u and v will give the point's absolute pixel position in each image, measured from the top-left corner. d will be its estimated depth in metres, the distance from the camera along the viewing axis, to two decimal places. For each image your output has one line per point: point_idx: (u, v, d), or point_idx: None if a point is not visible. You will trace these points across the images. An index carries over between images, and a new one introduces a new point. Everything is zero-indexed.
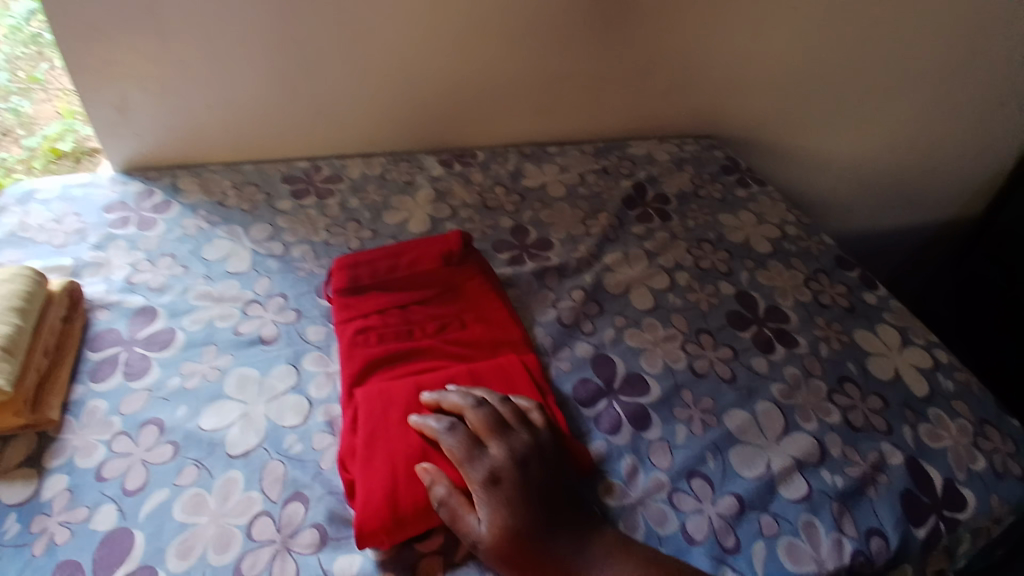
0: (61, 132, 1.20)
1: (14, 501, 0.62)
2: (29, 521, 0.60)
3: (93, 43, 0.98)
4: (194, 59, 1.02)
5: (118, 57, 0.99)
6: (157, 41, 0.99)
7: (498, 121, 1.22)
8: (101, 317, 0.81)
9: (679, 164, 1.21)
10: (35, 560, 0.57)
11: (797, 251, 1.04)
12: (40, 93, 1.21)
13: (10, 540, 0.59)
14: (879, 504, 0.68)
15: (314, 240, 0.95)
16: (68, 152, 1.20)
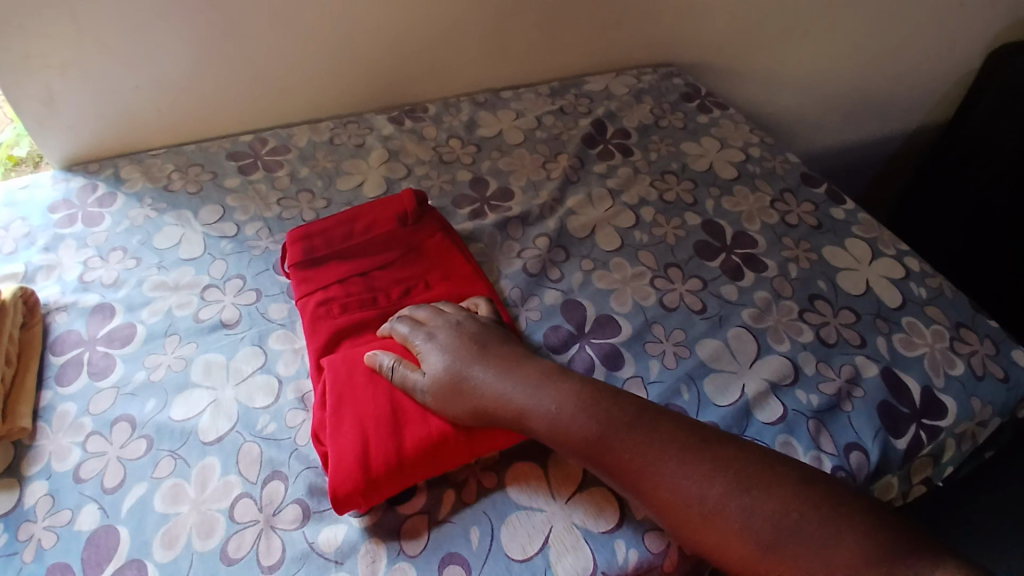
0: (16, 138, 1.15)
1: None
2: (16, 530, 0.59)
3: (3, 35, 0.89)
4: (112, 38, 0.94)
5: (29, 45, 0.91)
6: (68, 24, 0.91)
7: (447, 70, 1.17)
8: (59, 320, 0.78)
9: (638, 96, 1.18)
10: (26, 566, 0.57)
11: (761, 172, 1.02)
12: None
13: None
14: (855, 418, 0.69)
15: (267, 216, 0.92)
16: (25, 158, 1.14)
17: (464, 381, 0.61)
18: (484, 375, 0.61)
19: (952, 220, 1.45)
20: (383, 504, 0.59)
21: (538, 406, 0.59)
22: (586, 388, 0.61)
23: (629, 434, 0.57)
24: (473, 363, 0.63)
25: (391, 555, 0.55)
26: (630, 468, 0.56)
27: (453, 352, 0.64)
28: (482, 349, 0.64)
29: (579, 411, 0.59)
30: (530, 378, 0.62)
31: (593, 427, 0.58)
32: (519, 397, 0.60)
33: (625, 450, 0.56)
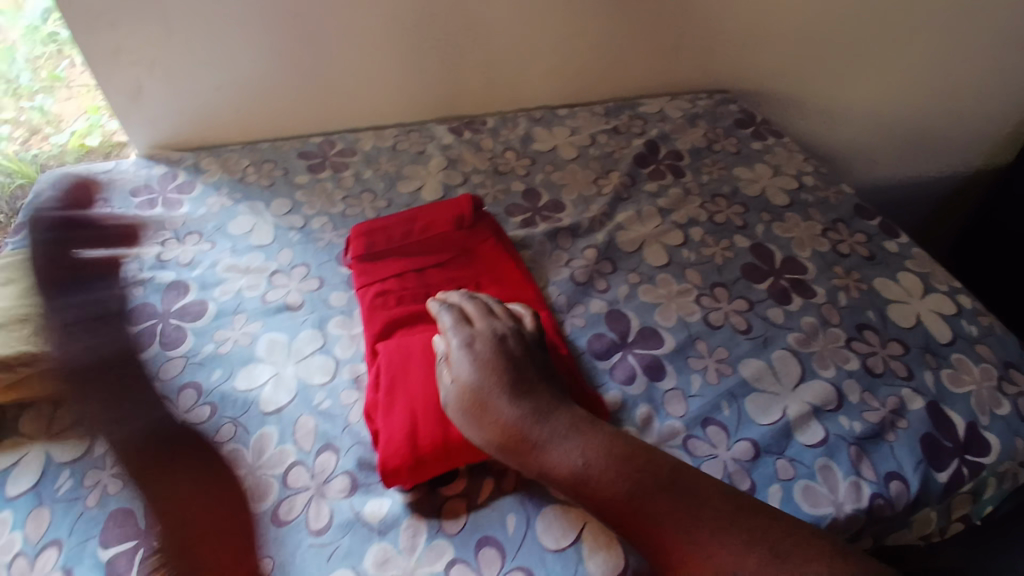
0: (88, 128, 1.29)
1: (66, 460, 0.67)
2: (82, 476, 0.65)
3: (109, 31, 0.99)
4: (200, 40, 1.03)
5: (128, 41, 1.01)
6: (163, 24, 1.00)
7: (507, 86, 1.22)
8: (137, 292, 0.85)
9: (692, 120, 1.20)
10: (88, 511, 0.62)
11: (814, 201, 1.02)
12: (62, 90, 1.29)
13: (63, 495, 0.64)
14: (898, 448, 0.69)
15: (332, 211, 0.98)
16: (96, 147, 1.29)
17: (495, 411, 0.59)
18: (515, 408, 0.59)
19: (1007, 264, 1.40)
20: (426, 486, 0.62)
21: (567, 453, 0.57)
22: (621, 443, 0.58)
23: (659, 501, 0.54)
24: (505, 392, 0.60)
25: (431, 532, 0.58)
26: (656, 532, 0.53)
27: (487, 375, 0.61)
28: (517, 375, 0.62)
29: (612, 464, 0.56)
30: (563, 420, 0.59)
31: (623, 486, 0.55)
32: (548, 441, 0.58)
33: (655, 518, 0.54)
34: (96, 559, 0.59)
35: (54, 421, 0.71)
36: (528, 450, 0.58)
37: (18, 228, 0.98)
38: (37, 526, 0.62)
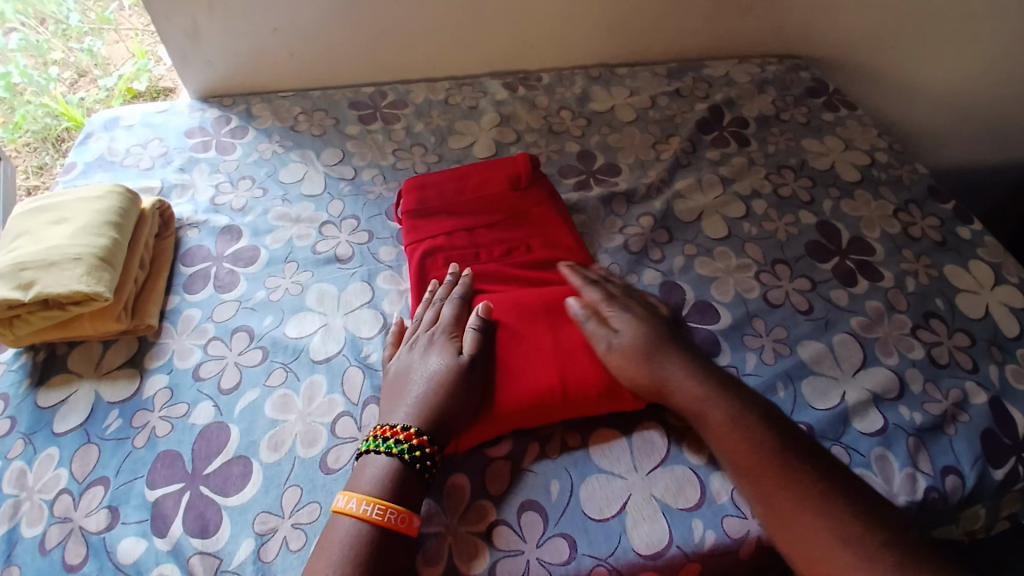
0: (137, 73, 1.39)
1: (117, 399, 0.69)
2: (130, 417, 0.67)
3: None
4: None
5: None
6: None
7: (566, 41, 1.17)
8: (190, 235, 0.86)
9: (760, 86, 1.12)
10: (136, 451, 0.64)
11: (887, 179, 0.96)
12: (111, 33, 1.43)
13: (111, 434, 0.66)
14: (958, 442, 0.65)
15: (383, 164, 0.96)
16: (143, 92, 1.37)
17: (655, 356, 0.63)
18: (674, 360, 0.62)
19: None
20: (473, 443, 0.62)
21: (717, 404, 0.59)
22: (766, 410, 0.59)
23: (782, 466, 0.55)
24: (666, 344, 0.64)
25: (474, 492, 0.59)
26: (783, 492, 0.54)
27: (646, 327, 0.65)
28: (674, 337, 0.65)
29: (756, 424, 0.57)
30: (717, 380, 0.61)
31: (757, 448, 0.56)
32: (699, 393, 0.60)
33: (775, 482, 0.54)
34: (142, 500, 0.61)
35: (102, 361, 0.73)
36: (680, 395, 0.60)
37: (75, 165, 1.00)
38: (83, 466, 0.64)
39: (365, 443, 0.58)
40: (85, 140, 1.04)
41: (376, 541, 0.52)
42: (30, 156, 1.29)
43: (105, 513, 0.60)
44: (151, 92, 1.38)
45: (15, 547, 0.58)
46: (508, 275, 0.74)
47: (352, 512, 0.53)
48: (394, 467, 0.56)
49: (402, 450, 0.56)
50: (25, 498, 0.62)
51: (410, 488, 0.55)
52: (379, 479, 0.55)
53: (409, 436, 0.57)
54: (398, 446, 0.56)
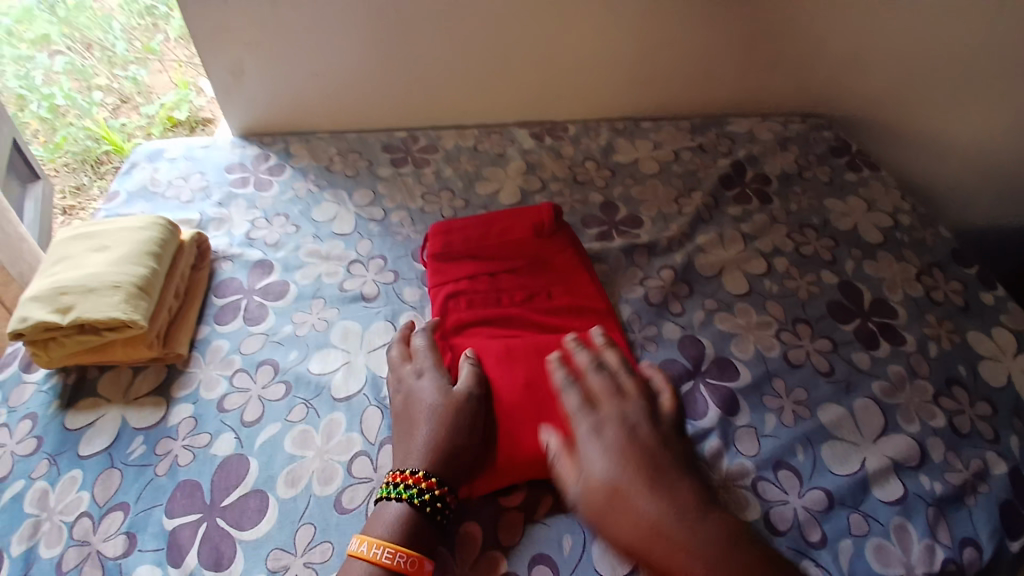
0: (178, 102, 1.75)
1: (143, 426, 0.71)
2: (154, 444, 0.69)
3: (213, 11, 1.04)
4: (299, 26, 1.07)
5: (234, 23, 1.06)
6: (268, 9, 1.04)
7: (592, 94, 1.21)
8: (224, 268, 0.89)
9: (783, 143, 1.14)
10: (157, 479, 0.65)
11: (910, 242, 0.96)
12: (153, 62, 1.86)
13: (135, 460, 0.67)
14: (978, 513, 0.63)
15: (411, 206, 1.00)
16: (182, 120, 1.72)
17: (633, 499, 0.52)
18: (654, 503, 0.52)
19: None
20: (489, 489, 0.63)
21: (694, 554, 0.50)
22: None
23: None
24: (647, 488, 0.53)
25: (486, 544, 0.59)
26: None
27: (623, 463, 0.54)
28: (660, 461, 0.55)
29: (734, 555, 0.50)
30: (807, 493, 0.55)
31: None
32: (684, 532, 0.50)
33: None
34: (159, 528, 0.62)
35: (131, 387, 0.75)
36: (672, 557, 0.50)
37: (117, 195, 1.05)
38: (104, 489, 0.65)
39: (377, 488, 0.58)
40: (130, 170, 1.10)
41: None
42: (70, 177, 1.65)
43: (123, 539, 0.61)
44: (191, 122, 1.72)
45: (32, 566, 0.60)
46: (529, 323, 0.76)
47: (363, 556, 0.53)
48: (407, 513, 0.56)
49: (412, 495, 0.56)
50: (46, 519, 0.63)
51: (423, 533, 0.56)
52: (392, 524, 0.55)
53: (420, 481, 0.57)
54: (408, 491, 0.56)
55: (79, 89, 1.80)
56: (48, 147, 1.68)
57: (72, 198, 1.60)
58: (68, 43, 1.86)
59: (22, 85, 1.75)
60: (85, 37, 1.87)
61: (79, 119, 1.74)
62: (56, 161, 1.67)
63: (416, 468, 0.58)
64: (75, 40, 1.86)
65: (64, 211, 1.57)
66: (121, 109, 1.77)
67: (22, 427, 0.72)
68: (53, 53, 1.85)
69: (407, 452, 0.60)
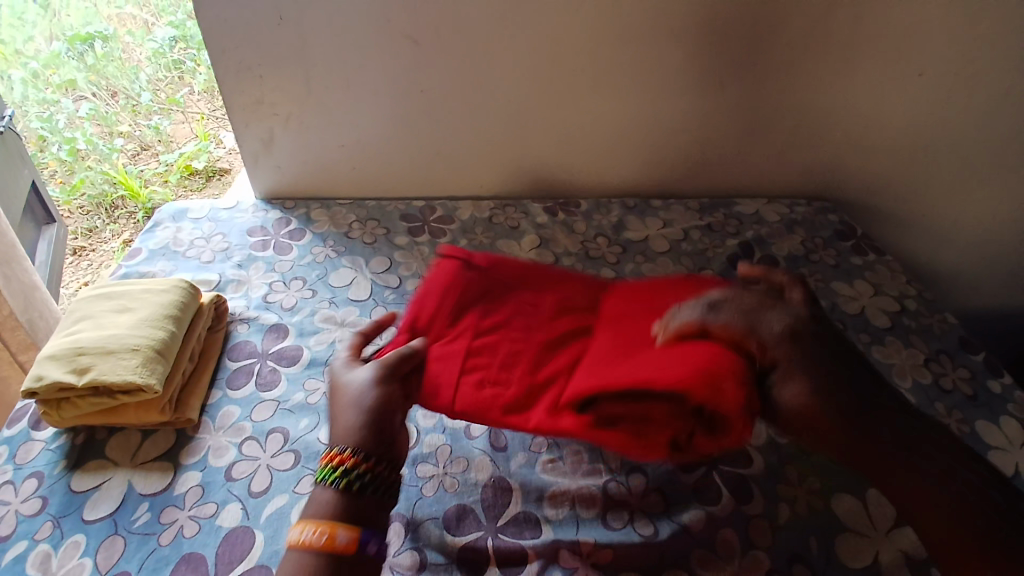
0: (197, 152, 1.90)
1: (148, 491, 0.70)
2: (159, 511, 0.68)
3: (249, 84, 1.11)
4: (329, 99, 1.13)
5: (267, 96, 1.12)
6: (301, 83, 1.11)
7: (603, 171, 1.25)
8: (239, 330, 0.90)
9: (790, 226, 1.17)
10: (160, 549, 0.64)
11: (917, 328, 0.97)
12: (178, 113, 2.00)
13: (139, 528, 0.66)
14: None
15: (426, 275, 1.02)
16: (200, 170, 1.88)
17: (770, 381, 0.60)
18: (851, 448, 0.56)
19: None
20: (495, 569, 0.63)
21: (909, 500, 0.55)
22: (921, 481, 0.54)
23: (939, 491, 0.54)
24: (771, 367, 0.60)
25: None
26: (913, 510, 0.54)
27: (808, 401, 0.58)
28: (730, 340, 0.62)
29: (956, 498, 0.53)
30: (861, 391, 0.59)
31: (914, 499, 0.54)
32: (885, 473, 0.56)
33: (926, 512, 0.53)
34: None
35: (138, 451, 0.74)
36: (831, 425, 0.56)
37: (139, 252, 1.07)
38: (108, 556, 0.64)
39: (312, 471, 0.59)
40: (153, 228, 1.13)
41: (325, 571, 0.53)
42: (84, 220, 1.81)
43: None
44: (207, 171, 1.89)
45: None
46: (531, 374, 0.70)
47: (292, 541, 0.55)
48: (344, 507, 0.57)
49: (338, 476, 0.57)
50: None
51: (353, 511, 0.57)
52: (318, 505, 0.57)
53: (342, 459, 0.58)
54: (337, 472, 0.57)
55: (100, 134, 1.92)
56: (65, 189, 1.83)
57: (84, 239, 1.77)
58: (93, 89, 1.94)
59: (44, 127, 1.84)
60: (110, 84, 1.95)
61: (98, 162, 1.85)
62: (72, 203, 1.82)
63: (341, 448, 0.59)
64: (100, 87, 1.95)
65: (76, 250, 1.74)
66: (140, 155, 1.94)
67: (28, 485, 0.71)
68: (77, 98, 1.95)
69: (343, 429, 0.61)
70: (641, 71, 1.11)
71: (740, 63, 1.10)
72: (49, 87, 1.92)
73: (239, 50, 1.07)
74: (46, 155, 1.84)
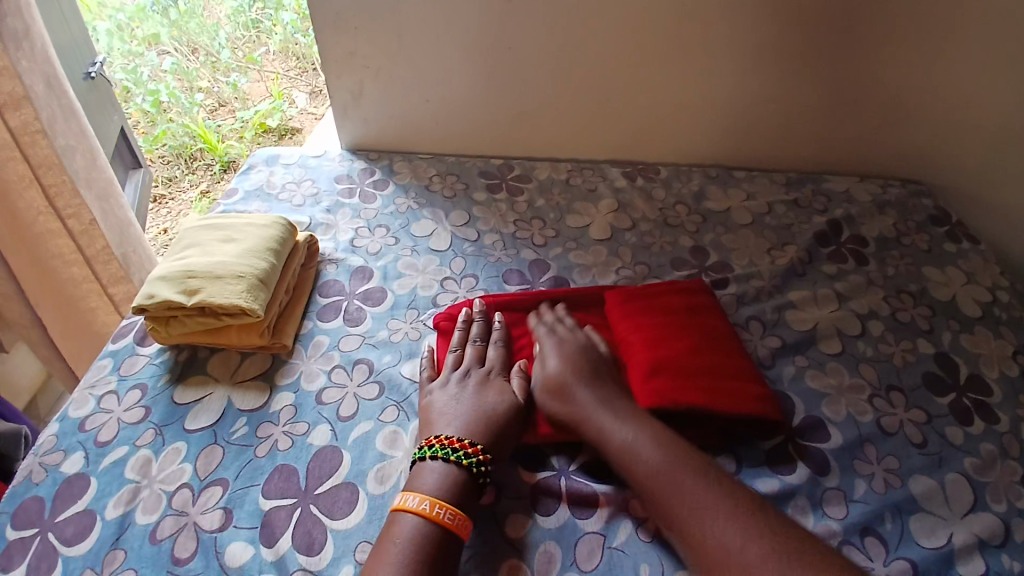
0: (271, 112, 1.98)
1: (247, 407, 0.76)
2: (256, 426, 0.74)
3: (343, 35, 1.14)
4: (417, 53, 1.15)
5: (360, 47, 1.15)
6: (393, 37, 1.13)
7: (683, 141, 1.22)
8: (329, 270, 0.95)
9: (881, 207, 1.12)
10: (257, 459, 0.70)
11: (1011, 319, 0.91)
12: (254, 71, 2.12)
13: (237, 439, 0.73)
14: None
15: (503, 231, 1.04)
16: (274, 128, 1.98)
17: (573, 391, 0.70)
18: (655, 454, 0.62)
19: None
20: (568, 508, 0.65)
21: (705, 505, 0.57)
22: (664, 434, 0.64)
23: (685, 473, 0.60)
24: (584, 379, 0.71)
25: (564, 564, 0.60)
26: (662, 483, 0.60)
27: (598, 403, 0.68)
28: (591, 368, 0.72)
29: (752, 500, 0.59)
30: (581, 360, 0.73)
31: (659, 462, 0.61)
32: (684, 484, 0.59)
33: (677, 492, 0.59)
34: (254, 507, 0.66)
35: (237, 370, 0.81)
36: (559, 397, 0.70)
37: (236, 192, 1.14)
38: (205, 465, 0.70)
39: (430, 450, 0.64)
40: (248, 170, 1.20)
41: (438, 538, 0.57)
42: (165, 168, 1.92)
43: (219, 513, 0.66)
44: (280, 129, 1.99)
45: (126, 529, 0.65)
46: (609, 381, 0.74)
47: (414, 509, 0.59)
48: (453, 472, 0.62)
49: (470, 461, 0.63)
50: (145, 485, 0.69)
51: (466, 493, 0.62)
52: (442, 485, 0.61)
53: (476, 451, 0.64)
54: (466, 458, 0.63)
55: (181, 89, 2.03)
56: (148, 139, 1.93)
57: (165, 188, 1.88)
58: (175, 45, 2.06)
59: (129, 78, 1.94)
60: (191, 41, 2.07)
61: (179, 116, 1.95)
62: (154, 152, 1.93)
63: (459, 436, 0.65)
64: (181, 42, 2.06)
65: (156, 200, 1.84)
66: (218, 112, 2.04)
67: (132, 396, 0.79)
68: (161, 53, 2.06)
69: (427, 479, 0.62)
70: (731, 35, 1.07)
71: (841, 28, 1.04)
72: (134, 40, 2.04)
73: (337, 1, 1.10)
74: (130, 105, 1.96)
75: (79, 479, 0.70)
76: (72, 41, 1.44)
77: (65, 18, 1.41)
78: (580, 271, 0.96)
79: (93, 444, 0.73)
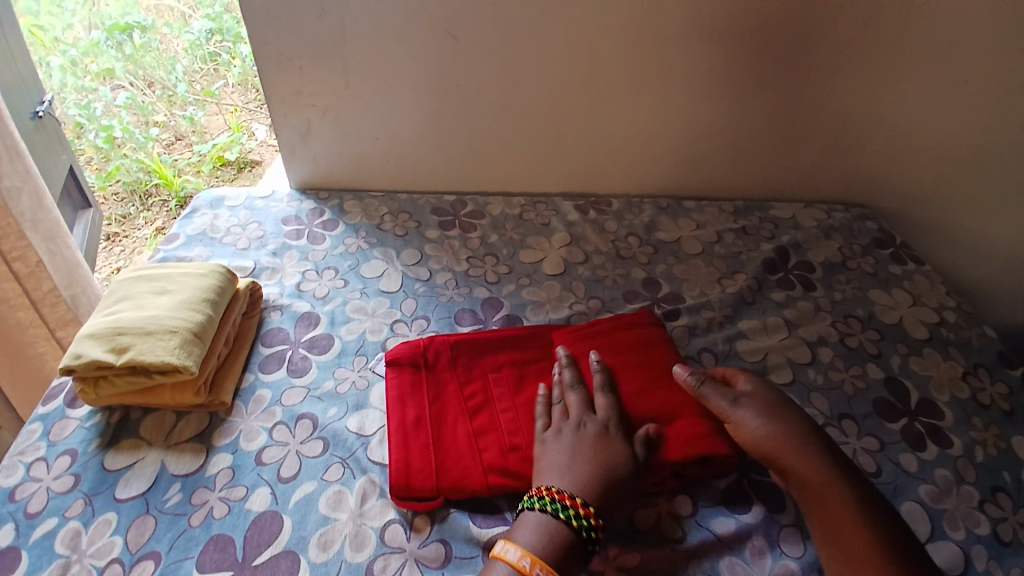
0: (230, 144, 1.94)
1: (180, 472, 0.72)
2: (191, 492, 0.69)
3: (287, 75, 1.12)
4: (366, 93, 1.14)
5: (305, 87, 1.14)
6: (340, 76, 1.12)
7: (636, 171, 1.24)
8: (273, 317, 0.92)
9: (827, 232, 1.14)
10: (191, 529, 0.66)
11: (956, 340, 0.93)
12: (213, 106, 2.06)
13: (171, 508, 0.68)
14: None
15: (456, 268, 1.03)
16: (232, 161, 1.94)
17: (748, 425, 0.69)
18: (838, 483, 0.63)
19: None
20: None
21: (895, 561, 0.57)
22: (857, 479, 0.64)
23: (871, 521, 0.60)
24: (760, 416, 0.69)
25: None
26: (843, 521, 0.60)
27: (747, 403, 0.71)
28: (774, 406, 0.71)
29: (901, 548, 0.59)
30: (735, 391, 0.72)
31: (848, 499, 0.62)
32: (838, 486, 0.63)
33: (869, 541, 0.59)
34: None
35: (172, 432, 0.76)
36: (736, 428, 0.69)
37: (178, 237, 1.09)
38: (137, 536, 0.65)
39: (541, 501, 0.61)
40: (191, 214, 1.15)
41: None
42: (119, 206, 1.85)
43: None
44: (239, 163, 1.95)
45: None
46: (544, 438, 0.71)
47: (512, 561, 0.56)
48: None
49: (575, 521, 0.59)
50: (76, 559, 0.63)
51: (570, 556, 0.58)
52: (544, 540, 0.58)
53: (587, 511, 0.59)
54: (576, 517, 0.59)
55: (136, 123, 1.96)
56: (101, 175, 1.86)
57: (117, 225, 1.81)
58: (130, 79, 2.00)
59: (81, 113, 1.88)
60: (147, 75, 2.01)
61: (134, 151, 1.89)
62: (107, 189, 1.86)
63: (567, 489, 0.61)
64: (137, 76, 2.00)
65: (108, 238, 1.78)
66: (174, 146, 1.99)
67: (61, 462, 0.73)
68: (115, 88, 1.98)
69: None
70: (677, 69, 1.09)
71: (779, 63, 1.07)
72: (88, 75, 1.95)
73: (280, 42, 1.08)
74: (83, 142, 1.89)
75: (8, 553, 0.64)
76: (19, 82, 1.38)
77: (13, 60, 1.36)
78: (533, 308, 0.95)
79: (23, 514, 0.68)
